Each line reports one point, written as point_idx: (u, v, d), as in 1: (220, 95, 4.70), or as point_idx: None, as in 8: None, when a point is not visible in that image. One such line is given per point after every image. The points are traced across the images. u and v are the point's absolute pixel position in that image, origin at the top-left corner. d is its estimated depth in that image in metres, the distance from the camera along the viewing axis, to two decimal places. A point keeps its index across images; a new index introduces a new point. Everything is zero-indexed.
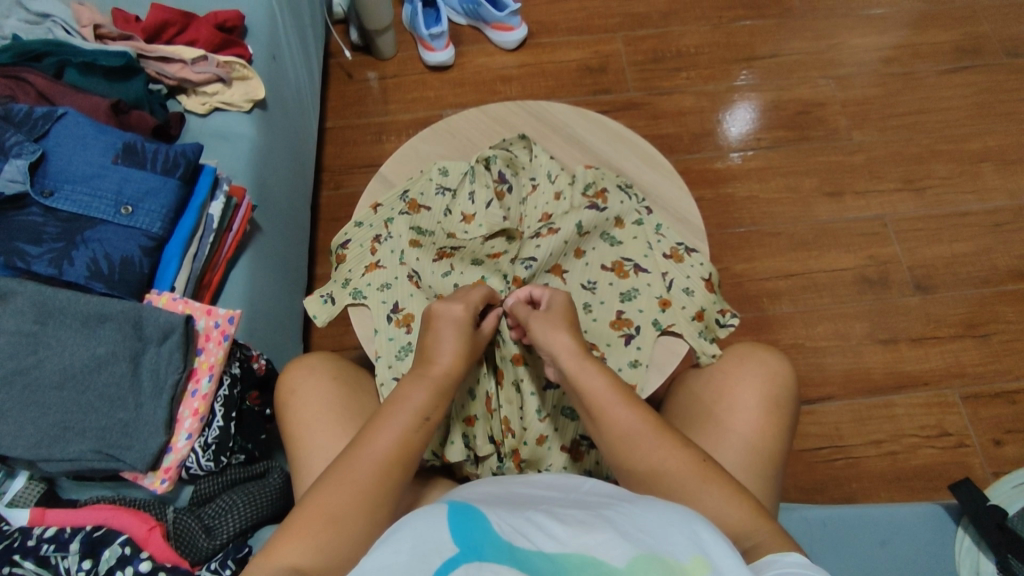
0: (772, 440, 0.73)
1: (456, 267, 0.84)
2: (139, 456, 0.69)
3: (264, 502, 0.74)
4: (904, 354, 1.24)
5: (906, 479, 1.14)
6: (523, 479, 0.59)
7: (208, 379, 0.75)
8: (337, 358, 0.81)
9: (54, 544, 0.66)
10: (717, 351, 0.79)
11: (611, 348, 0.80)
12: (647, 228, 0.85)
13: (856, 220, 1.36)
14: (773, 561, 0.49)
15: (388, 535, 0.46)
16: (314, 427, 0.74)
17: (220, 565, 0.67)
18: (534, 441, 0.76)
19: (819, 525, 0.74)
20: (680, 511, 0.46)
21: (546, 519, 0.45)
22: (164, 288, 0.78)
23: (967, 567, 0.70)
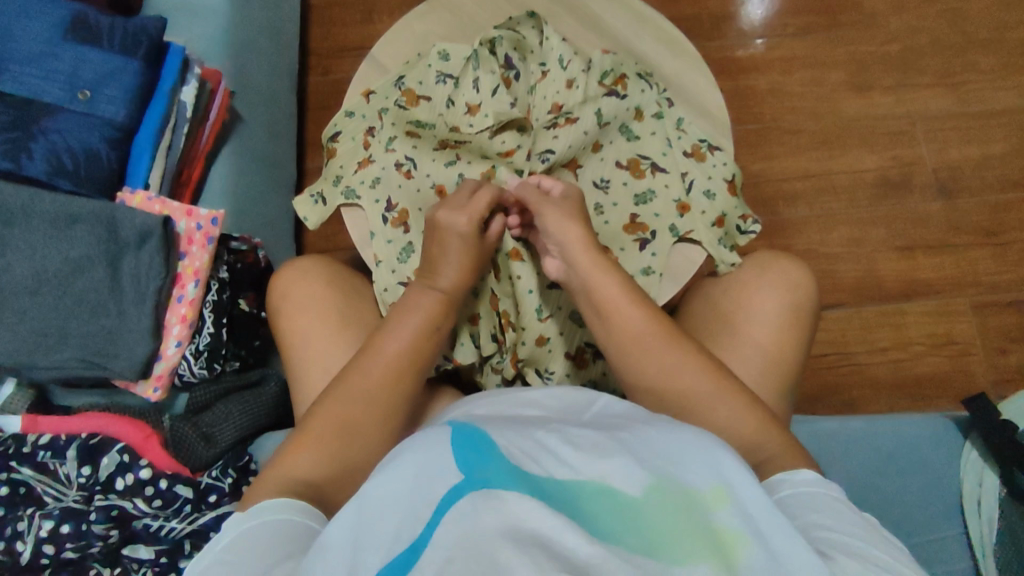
0: (788, 351, 0.70)
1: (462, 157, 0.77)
2: (127, 364, 0.66)
3: (261, 410, 0.73)
4: (919, 262, 1.20)
5: (908, 386, 1.14)
6: (526, 396, 0.55)
7: (194, 284, 0.70)
8: (331, 262, 0.76)
9: (50, 450, 0.65)
10: (736, 260, 0.74)
11: (624, 253, 0.74)
12: (667, 123, 0.77)
13: (884, 117, 1.26)
14: (783, 482, 0.48)
15: (387, 461, 0.42)
16: (313, 333, 0.71)
17: (221, 473, 0.67)
18: (534, 341, 0.72)
19: (828, 437, 0.74)
20: (699, 434, 0.42)
21: (555, 440, 0.41)
22: (137, 185, 0.71)
23: (970, 478, 0.69)
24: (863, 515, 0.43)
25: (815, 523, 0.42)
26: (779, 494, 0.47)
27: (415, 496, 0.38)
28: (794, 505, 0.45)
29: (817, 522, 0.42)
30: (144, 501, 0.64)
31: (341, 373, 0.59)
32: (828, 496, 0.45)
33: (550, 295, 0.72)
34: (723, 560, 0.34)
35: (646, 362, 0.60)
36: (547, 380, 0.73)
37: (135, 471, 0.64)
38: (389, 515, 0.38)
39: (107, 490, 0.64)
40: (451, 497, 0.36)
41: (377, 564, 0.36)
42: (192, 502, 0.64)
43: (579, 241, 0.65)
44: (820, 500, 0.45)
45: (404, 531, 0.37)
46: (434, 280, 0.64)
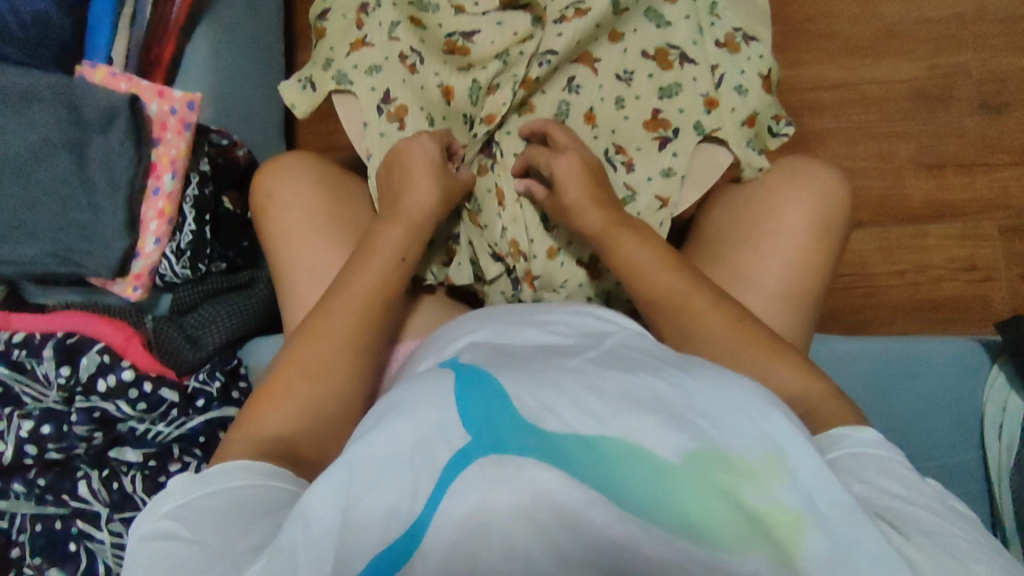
0: (809, 270, 0.64)
1: (476, 67, 0.69)
2: (102, 261, 0.62)
3: (251, 315, 0.68)
4: (948, 183, 1.11)
5: (925, 311, 1.09)
6: (536, 318, 0.50)
7: (170, 176, 0.64)
8: (323, 161, 0.69)
9: (26, 350, 0.62)
10: (765, 164, 0.67)
11: (641, 154, 0.67)
12: (700, 7, 0.70)
13: (932, 17, 1.12)
14: (846, 439, 0.44)
15: (380, 414, 0.37)
16: (299, 236, 0.65)
17: (209, 376, 0.64)
18: (545, 256, 0.66)
19: (848, 359, 0.70)
20: (743, 388, 0.38)
21: (578, 386, 0.37)
22: (97, 60, 0.69)
23: (994, 403, 0.66)
24: (927, 484, 0.41)
25: (880, 490, 0.39)
26: (832, 454, 0.43)
27: (409, 462, 0.34)
28: (853, 470, 0.41)
29: (885, 488, 0.40)
30: (128, 403, 0.61)
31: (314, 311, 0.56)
32: (891, 461, 0.42)
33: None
34: (772, 543, 0.32)
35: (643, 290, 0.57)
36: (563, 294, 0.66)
37: (117, 373, 0.61)
38: (380, 481, 0.34)
39: (88, 391, 0.61)
40: (460, 460, 0.33)
41: (376, 545, 0.32)
42: (179, 406, 0.62)
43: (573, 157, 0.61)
44: (883, 464, 0.41)
45: (401, 508, 0.33)
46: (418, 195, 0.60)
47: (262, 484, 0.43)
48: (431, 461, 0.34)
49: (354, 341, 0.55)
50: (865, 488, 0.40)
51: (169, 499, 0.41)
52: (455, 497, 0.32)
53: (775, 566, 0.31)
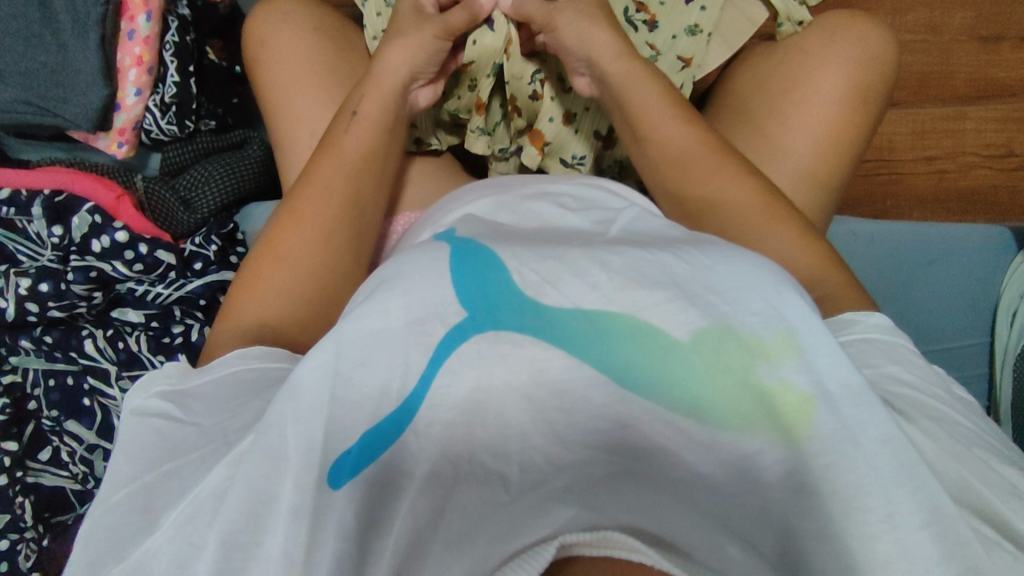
0: (843, 146, 0.59)
1: None
2: (80, 111, 0.58)
3: (246, 178, 0.65)
4: (1001, 58, 0.99)
5: (947, 201, 1.02)
6: (544, 189, 0.46)
7: (145, 18, 0.59)
8: (320, 5, 0.63)
9: (14, 208, 0.59)
10: (806, 18, 0.60)
11: (665, 10, 0.60)
12: None
13: None
14: (857, 322, 0.37)
15: (371, 291, 0.34)
16: (294, 90, 0.59)
17: (205, 241, 0.62)
18: (561, 121, 0.60)
19: (867, 241, 0.68)
20: (765, 267, 0.33)
21: (584, 261, 0.33)
22: None
23: (1014, 289, 0.65)
24: (932, 367, 0.37)
25: (893, 377, 0.35)
26: (839, 338, 0.37)
27: (404, 336, 0.31)
28: (868, 358, 0.35)
29: (894, 375, 0.35)
30: (125, 265, 0.59)
31: (300, 177, 0.52)
32: (900, 347, 0.37)
33: (557, 63, 0.60)
34: (779, 424, 0.28)
35: (641, 153, 0.53)
36: (578, 167, 0.62)
37: (110, 235, 0.59)
38: (380, 357, 0.31)
39: (83, 251, 0.59)
40: (455, 337, 0.30)
41: (369, 420, 0.30)
42: (176, 269, 0.61)
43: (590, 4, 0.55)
44: (894, 350, 0.36)
45: (392, 385, 0.30)
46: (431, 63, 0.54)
47: (254, 365, 0.40)
48: (425, 338, 0.31)
49: (354, 194, 0.52)
50: (874, 373, 0.35)
51: (166, 380, 0.40)
52: (451, 373, 0.30)
53: (778, 447, 0.28)
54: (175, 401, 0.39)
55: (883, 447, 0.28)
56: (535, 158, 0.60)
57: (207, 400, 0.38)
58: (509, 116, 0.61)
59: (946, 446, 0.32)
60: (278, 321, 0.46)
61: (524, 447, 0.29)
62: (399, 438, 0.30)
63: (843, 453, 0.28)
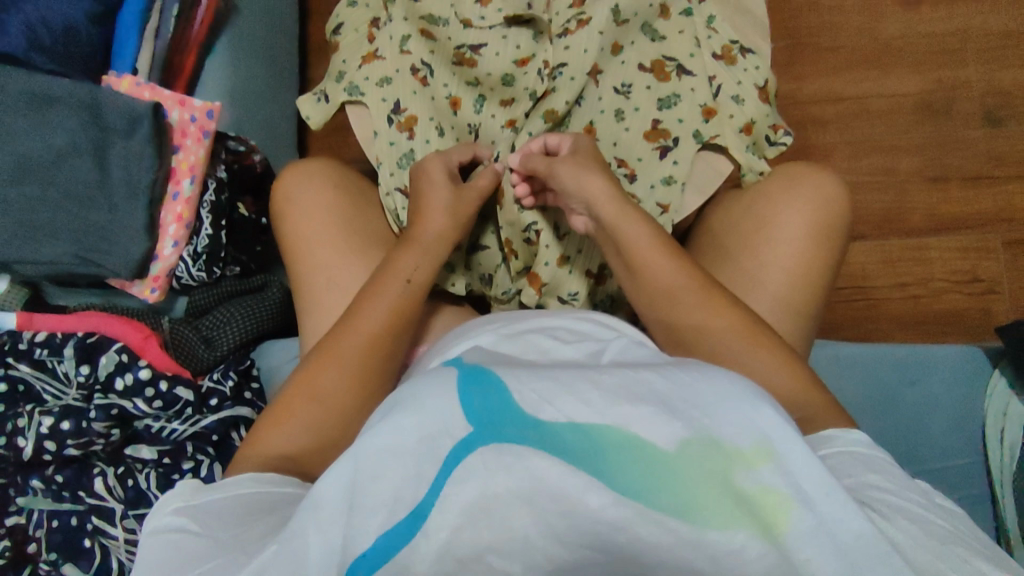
0: (813, 276, 0.65)
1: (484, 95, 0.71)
2: (120, 262, 0.64)
3: (265, 317, 0.70)
4: (952, 195, 1.10)
5: (925, 324, 1.08)
6: (542, 324, 0.50)
7: (189, 181, 0.67)
8: (338, 165, 0.71)
9: (48, 349, 0.63)
10: (765, 168, 0.69)
11: (642, 165, 0.69)
12: (697, 21, 0.71)
13: (934, 35, 1.13)
14: (837, 439, 0.41)
15: (385, 412, 0.36)
16: (314, 241, 0.66)
17: (222, 376, 0.65)
18: (555, 263, 0.66)
19: (848, 364, 0.71)
20: (739, 381, 0.36)
21: (576, 379, 0.35)
22: (122, 70, 0.69)
23: (996, 409, 0.67)
24: (915, 481, 0.39)
25: (871, 483, 0.37)
26: (822, 452, 0.41)
27: (414, 452, 0.33)
28: (845, 467, 0.38)
29: (874, 483, 0.37)
30: (145, 401, 0.63)
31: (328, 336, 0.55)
32: (880, 459, 0.39)
33: (549, 212, 0.67)
34: (757, 520, 0.30)
35: (632, 285, 0.58)
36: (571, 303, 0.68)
37: (134, 372, 0.62)
38: (391, 471, 0.33)
39: (106, 390, 0.62)
40: (461, 452, 0.32)
41: (378, 527, 0.32)
42: (193, 405, 0.63)
43: (579, 157, 0.63)
44: (872, 461, 0.39)
45: (404, 494, 0.33)
46: (435, 216, 0.61)
47: (267, 488, 0.43)
48: (434, 452, 0.33)
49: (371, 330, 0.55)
50: (852, 481, 0.37)
51: (175, 501, 0.41)
52: (457, 484, 0.32)
53: (759, 541, 0.30)
54: (191, 516, 0.40)
55: (852, 548, 0.31)
56: (533, 298, 0.67)
57: (220, 516, 0.40)
58: (509, 259, 0.68)
59: (928, 548, 0.33)
60: (297, 459, 0.50)
61: (528, 547, 0.31)
62: (411, 541, 0.32)
63: (822, 553, 0.30)
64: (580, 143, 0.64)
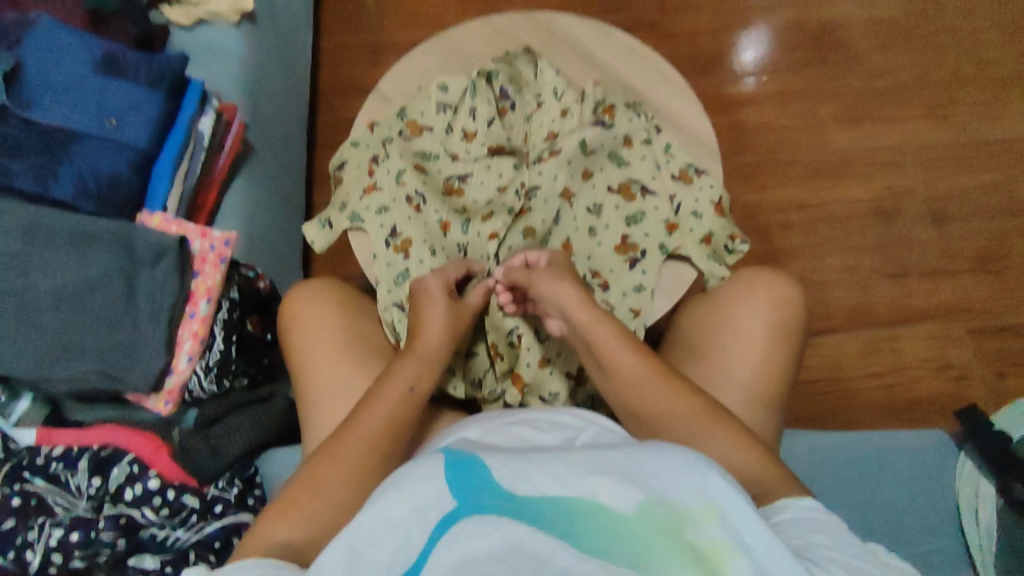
0: (777, 369, 0.71)
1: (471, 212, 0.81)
2: (141, 377, 0.69)
3: (269, 424, 0.76)
4: (913, 288, 1.18)
5: (905, 411, 1.12)
6: (525, 416, 0.56)
7: (206, 302, 0.74)
8: (340, 284, 0.78)
9: (63, 462, 0.67)
10: (726, 273, 0.77)
11: (615, 274, 0.77)
12: (656, 149, 0.81)
13: (874, 149, 1.26)
14: (787, 507, 0.48)
15: (385, 487, 0.43)
16: (317, 354, 0.72)
17: (228, 484, 0.70)
18: (537, 363, 0.73)
19: (821, 453, 0.75)
20: (691, 452, 0.42)
21: (548, 459, 0.41)
22: (155, 207, 0.76)
23: (967, 491, 0.70)
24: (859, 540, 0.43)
25: (814, 541, 0.43)
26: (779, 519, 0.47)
27: (409, 522, 0.39)
28: (792, 530, 0.45)
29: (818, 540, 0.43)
30: (152, 510, 0.66)
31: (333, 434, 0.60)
32: (827, 521, 0.45)
33: (530, 318, 0.75)
34: (704, 568, 0.36)
35: (603, 379, 0.64)
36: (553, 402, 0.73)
37: (143, 482, 0.66)
38: (388, 543, 0.39)
39: (116, 499, 0.66)
40: (447, 521, 0.38)
41: None
42: (198, 512, 0.66)
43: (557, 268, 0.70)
44: (818, 523, 0.45)
45: (399, 559, 0.38)
46: (429, 325, 0.67)
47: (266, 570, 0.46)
48: (424, 519, 0.39)
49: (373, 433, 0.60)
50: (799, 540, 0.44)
51: None
52: (444, 547, 0.37)
53: None
54: None
55: None
56: (516, 396, 0.73)
57: None
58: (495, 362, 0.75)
59: None
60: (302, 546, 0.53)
61: None
62: None
63: None
64: (555, 258, 0.72)
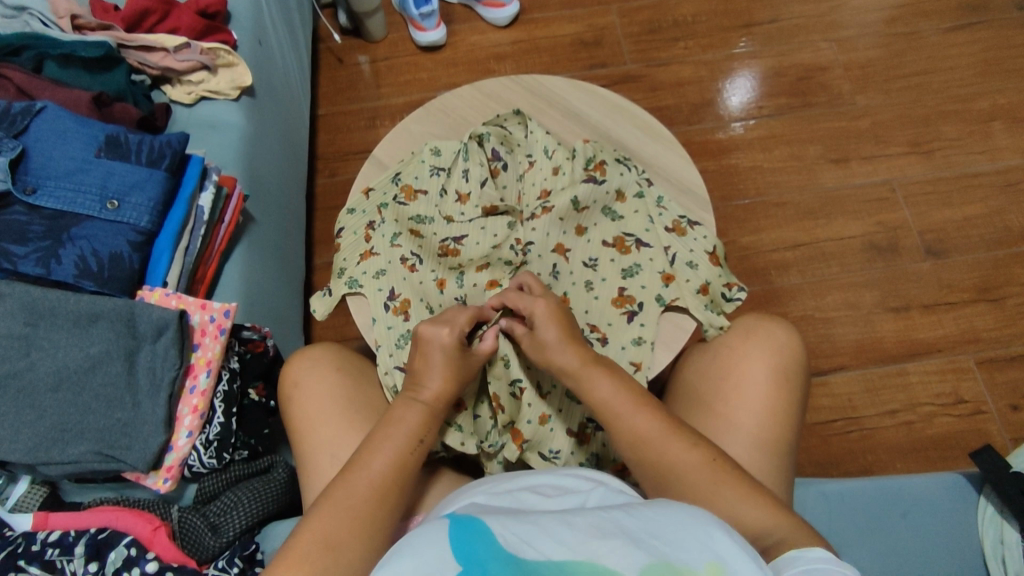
0: (783, 417, 0.70)
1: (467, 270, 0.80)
2: (140, 456, 0.68)
3: (269, 498, 0.74)
4: (917, 322, 1.17)
5: (923, 449, 1.09)
6: (529, 480, 0.55)
7: (205, 374, 0.74)
8: (340, 349, 0.78)
9: (58, 548, 0.65)
10: (725, 322, 0.76)
11: (612, 328, 0.77)
12: (648, 201, 0.82)
13: (864, 186, 1.28)
14: (796, 559, 0.47)
15: (389, 558, 0.42)
16: (317, 422, 0.72)
17: (228, 563, 0.67)
18: (537, 420, 0.72)
19: (836, 501, 0.73)
20: (693, 511, 0.42)
21: (553, 522, 0.41)
22: (155, 284, 0.77)
23: (991, 537, 0.68)
24: None
25: None
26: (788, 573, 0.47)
27: None
28: None
29: None
30: None
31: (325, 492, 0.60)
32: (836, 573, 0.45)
33: (534, 373, 0.74)
34: None
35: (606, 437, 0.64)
36: (554, 460, 0.72)
37: (140, 565, 0.64)
38: None
39: None
40: None
41: None
42: None
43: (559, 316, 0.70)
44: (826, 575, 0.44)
45: None
46: (428, 388, 0.67)
47: None
48: None
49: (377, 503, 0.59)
50: None
51: None
52: None
53: None
54: None
55: None
56: (515, 452, 0.72)
57: None
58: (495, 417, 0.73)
59: None
60: None
61: None
62: None
63: None
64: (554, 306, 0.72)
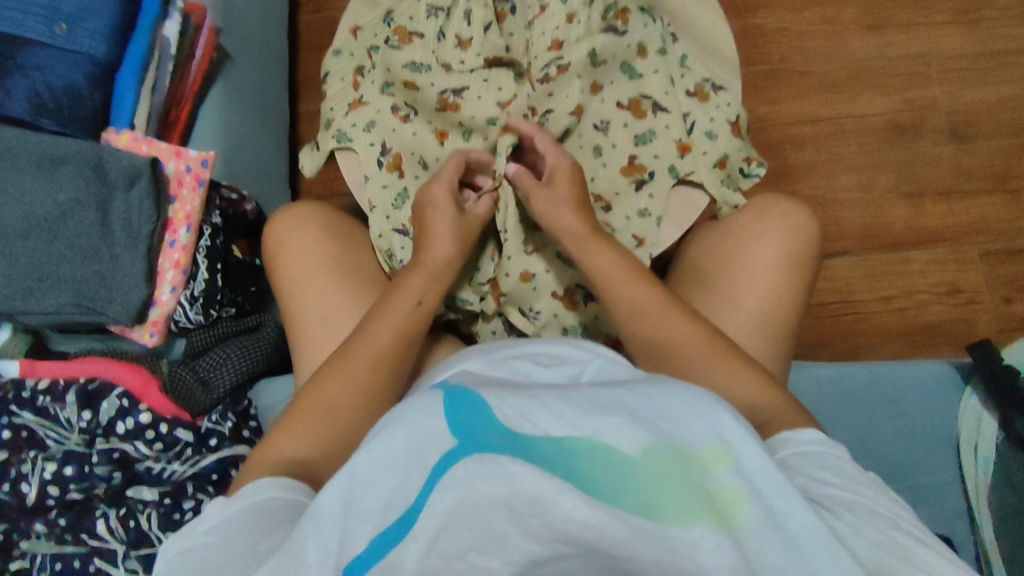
0: (789, 300, 0.68)
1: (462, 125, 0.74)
2: (121, 309, 0.66)
3: (259, 355, 0.73)
4: (927, 210, 1.13)
5: (912, 335, 1.10)
6: (525, 349, 0.54)
7: (185, 229, 0.69)
8: (328, 208, 0.73)
9: (49, 396, 0.65)
10: (740, 201, 0.72)
11: (620, 198, 0.73)
12: (671, 60, 0.74)
13: (897, 58, 1.17)
14: (789, 440, 0.47)
15: (379, 426, 0.40)
16: (306, 282, 0.69)
17: (221, 417, 0.67)
18: (518, 276, 0.70)
19: (828, 384, 0.73)
20: (696, 391, 0.41)
21: (553, 397, 0.39)
22: (121, 126, 0.70)
23: (969, 424, 0.69)
24: (866, 476, 0.44)
25: (820, 481, 0.42)
26: (780, 452, 0.47)
27: (405, 462, 0.37)
28: (797, 465, 0.44)
29: (822, 479, 0.43)
30: (146, 444, 0.65)
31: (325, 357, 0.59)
32: (830, 455, 0.45)
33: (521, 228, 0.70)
34: (713, 512, 0.34)
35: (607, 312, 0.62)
36: (533, 319, 0.71)
37: (134, 416, 0.65)
38: (387, 481, 0.37)
39: (108, 433, 0.65)
40: (446, 461, 0.36)
41: (372, 530, 0.36)
42: (193, 445, 0.65)
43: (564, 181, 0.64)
44: (822, 458, 0.45)
45: (395, 501, 0.37)
46: (420, 256, 0.63)
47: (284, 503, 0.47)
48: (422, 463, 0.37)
49: (370, 370, 0.58)
50: (806, 479, 0.43)
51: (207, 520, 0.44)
52: (442, 489, 0.35)
53: (715, 531, 0.34)
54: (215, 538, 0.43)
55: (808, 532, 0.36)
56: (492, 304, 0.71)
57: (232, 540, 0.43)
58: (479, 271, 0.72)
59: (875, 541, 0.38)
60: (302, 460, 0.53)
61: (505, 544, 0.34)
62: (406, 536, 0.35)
63: (768, 540, 0.35)
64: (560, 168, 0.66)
